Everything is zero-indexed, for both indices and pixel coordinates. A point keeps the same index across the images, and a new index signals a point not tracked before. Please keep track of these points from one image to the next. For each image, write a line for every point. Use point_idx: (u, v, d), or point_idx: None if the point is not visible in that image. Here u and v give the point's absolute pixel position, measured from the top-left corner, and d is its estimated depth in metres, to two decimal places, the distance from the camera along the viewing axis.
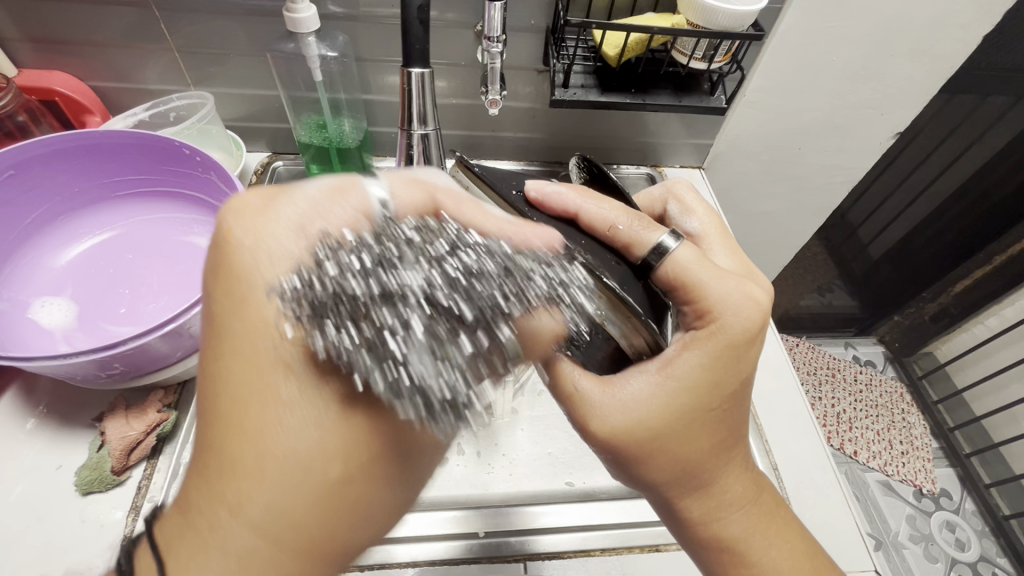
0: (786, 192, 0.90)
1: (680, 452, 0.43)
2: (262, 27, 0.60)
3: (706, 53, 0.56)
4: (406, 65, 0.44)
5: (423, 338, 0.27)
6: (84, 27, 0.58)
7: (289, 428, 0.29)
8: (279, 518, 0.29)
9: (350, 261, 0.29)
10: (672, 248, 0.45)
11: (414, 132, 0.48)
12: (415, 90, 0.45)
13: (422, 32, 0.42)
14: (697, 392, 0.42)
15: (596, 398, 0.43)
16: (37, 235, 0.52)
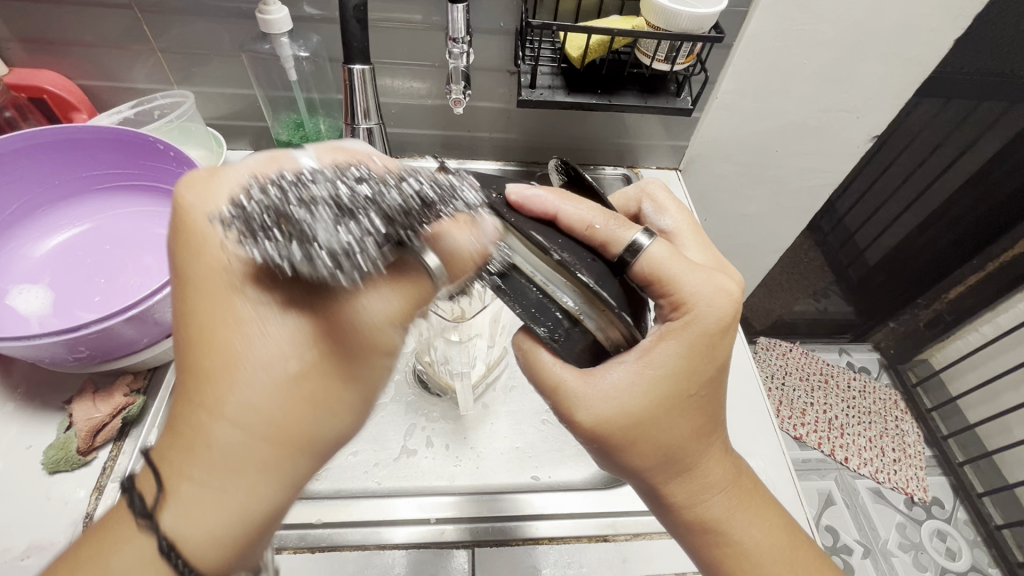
0: (765, 195, 0.91)
1: (661, 437, 0.43)
2: (240, 29, 0.62)
3: (669, 54, 0.57)
4: (347, 62, 0.45)
5: (330, 217, 0.28)
6: (71, 27, 0.61)
7: (254, 338, 0.30)
8: (257, 412, 0.30)
9: (270, 192, 0.29)
10: (646, 245, 0.44)
11: (359, 126, 0.50)
12: (357, 87, 0.47)
13: (361, 31, 0.43)
14: (676, 380, 0.42)
15: (576, 390, 0.42)
16: (19, 226, 0.54)
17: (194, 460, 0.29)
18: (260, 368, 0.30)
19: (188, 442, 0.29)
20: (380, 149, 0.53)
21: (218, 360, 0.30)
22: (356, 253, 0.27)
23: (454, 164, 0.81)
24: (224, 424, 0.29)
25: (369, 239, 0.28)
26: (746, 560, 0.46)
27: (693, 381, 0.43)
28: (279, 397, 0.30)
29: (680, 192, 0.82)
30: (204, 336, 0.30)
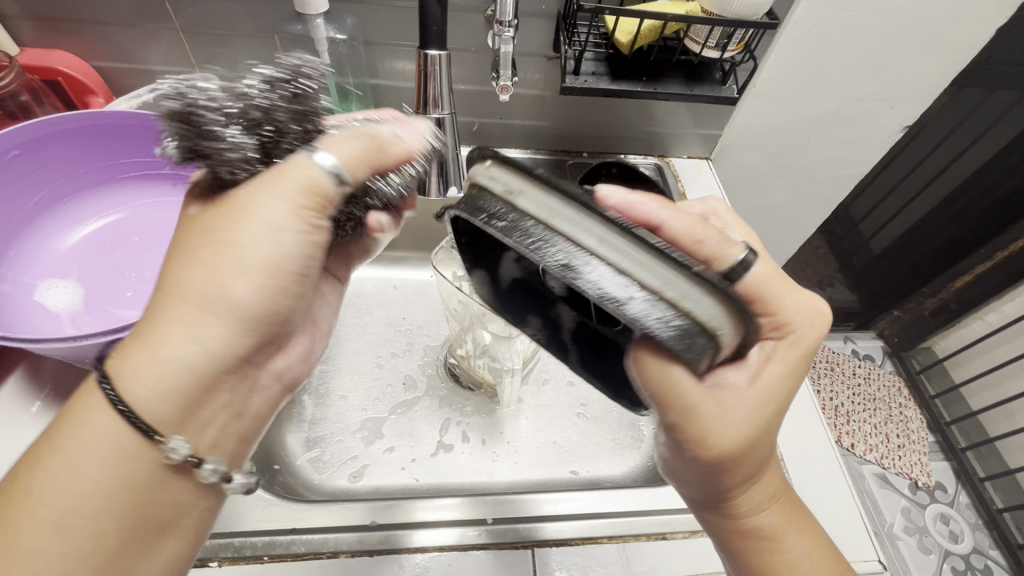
0: (792, 184, 0.90)
1: (760, 454, 0.39)
2: (269, 10, 0.59)
3: (720, 41, 0.56)
4: (423, 47, 0.44)
5: (212, 104, 0.34)
6: (88, 4, 0.58)
7: (207, 234, 0.34)
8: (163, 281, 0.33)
9: (200, 99, 0.34)
10: (751, 263, 0.43)
11: (430, 115, 0.48)
12: (431, 74, 0.45)
13: (440, 13, 0.41)
14: (783, 400, 0.39)
15: (708, 408, 0.36)
16: (42, 215, 0.51)
17: (150, 343, 0.32)
18: (178, 250, 0.34)
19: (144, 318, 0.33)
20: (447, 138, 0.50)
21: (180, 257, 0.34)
22: (225, 136, 0.34)
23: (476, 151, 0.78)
24: (200, 272, 0.33)
25: (254, 145, 0.35)
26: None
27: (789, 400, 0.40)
28: (244, 218, 0.34)
29: (712, 181, 0.81)
30: (175, 260, 0.34)
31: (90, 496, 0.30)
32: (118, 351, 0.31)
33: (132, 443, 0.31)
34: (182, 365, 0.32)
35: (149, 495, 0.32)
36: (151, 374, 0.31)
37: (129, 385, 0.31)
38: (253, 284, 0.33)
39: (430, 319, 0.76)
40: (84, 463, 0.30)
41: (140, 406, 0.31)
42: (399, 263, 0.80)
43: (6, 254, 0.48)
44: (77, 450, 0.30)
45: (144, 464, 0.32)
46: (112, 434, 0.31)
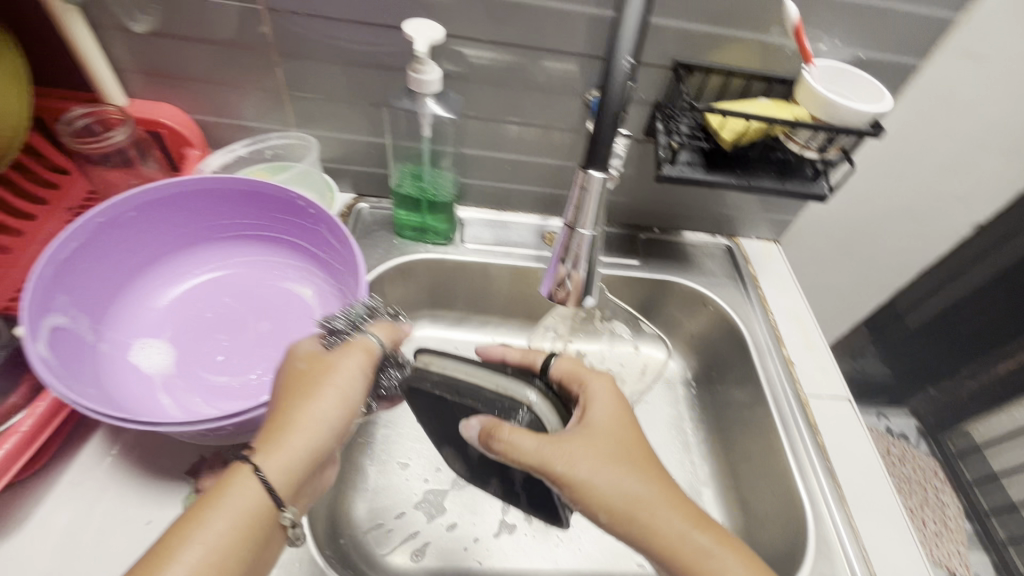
0: (855, 269, 0.90)
1: (600, 480, 0.42)
2: (374, 79, 0.61)
3: (822, 144, 0.56)
4: (586, 164, 0.41)
5: (367, 312, 0.49)
6: (203, 65, 0.60)
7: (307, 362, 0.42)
8: (282, 396, 0.41)
9: (361, 307, 0.49)
10: (553, 364, 0.50)
11: (582, 231, 0.44)
12: (591, 193, 0.43)
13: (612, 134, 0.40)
14: (614, 434, 0.45)
15: (508, 436, 0.42)
16: (142, 271, 0.51)
17: (280, 441, 0.38)
18: (294, 372, 0.42)
19: (275, 421, 0.39)
20: (587, 260, 0.46)
21: (305, 382, 0.41)
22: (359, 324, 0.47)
23: (538, 219, 0.76)
24: (309, 393, 0.40)
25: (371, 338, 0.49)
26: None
27: (632, 430, 0.46)
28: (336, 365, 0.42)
29: (783, 267, 0.78)
30: (298, 384, 0.41)
31: (227, 558, 0.35)
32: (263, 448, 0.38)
33: (261, 512, 0.37)
34: (308, 457, 0.39)
35: (256, 553, 0.37)
36: (286, 463, 0.38)
37: (270, 471, 0.37)
38: (343, 403, 0.41)
39: None
40: (223, 527, 0.36)
41: (279, 484, 0.38)
42: (460, 324, 0.78)
43: (106, 313, 0.48)
44: (218, 515, 0.36)
45: (265, 529, 0.38)
46: (251, 502, 0.37)
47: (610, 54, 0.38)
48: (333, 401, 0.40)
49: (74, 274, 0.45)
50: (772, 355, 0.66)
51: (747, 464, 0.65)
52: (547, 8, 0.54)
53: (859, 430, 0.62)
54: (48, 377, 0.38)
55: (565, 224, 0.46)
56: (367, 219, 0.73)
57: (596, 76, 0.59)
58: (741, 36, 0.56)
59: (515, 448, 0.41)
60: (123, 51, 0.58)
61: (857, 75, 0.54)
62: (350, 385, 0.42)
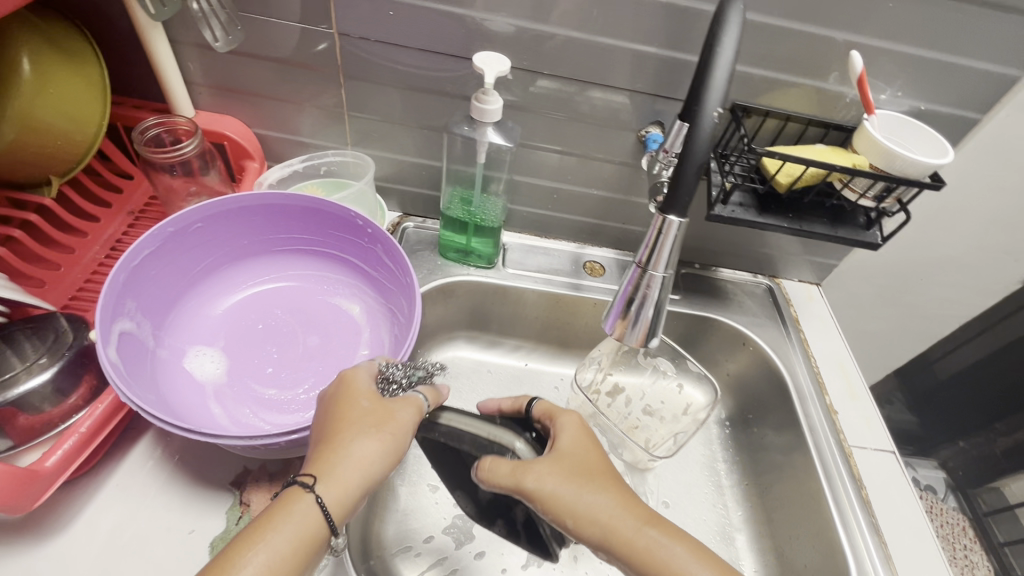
0: (895, 317, 0.89)
1: (569, 499, 0.43)
2: (434, 104, 0.62)
3: (878, 194, 0.56)
4: (664, 209, 0.41)
5: (424, 372, 0.49)
6: (271, 83, 0.62)
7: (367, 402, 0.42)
8: (341, 432, 0.41)
9: (419, 368, 0.49)
10: (535, 404, 0.50)
11: (654, 273, 0.43)
12: (667, 235, 0.41)
13: (696, 182, 0.39)
14: (582, 458, 0.46)
15: (484, 465, 0.44)
16: (203, 280, 0.52)
17: (341, 474, 0.39)
18: (355, 408, 0.42)
19: (335, 452, 0.39)
20: (655, 302, 0.45)
21: (366, 419, 0.41)
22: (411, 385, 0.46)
23: (572, 246, 0.77)
24: (369, 431, 0.40)
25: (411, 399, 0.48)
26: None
27: (599, 454, 0.47)
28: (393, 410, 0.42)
29: (825, 311, 0.77)
30: (359, 420, 0.41)
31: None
32: (326, 477, 0.38)
33: (317, 536, 0.37)
34: (362, 493, 0.39)
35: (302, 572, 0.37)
36: (345, 495, 0.38)
37: (330, 503, 0.38)
38: (394, 446, 0.41)
39: None
40: (283, 547, 0.36)
41: (336, 514, 0.38)
42: (494, 347, 0.78)
43: (165, 319, 0.49)
44: (281, 532, 0.36)
45: (317, 553, 0.38)
46: (311, 525, 0.37)
47: (697, 105, 0.37)
48: (390, 444, 0.41)
49: (141, 280, 0.47)
50: (814, 402, 0.65)
51: (784, 511, 0.63)
52: (609, 46, 0.55)
53: (904, 486, 0.60)
54: (116, 379, 0.39)
55: (635, 263, 0.45)
56: (411, 237, 0.74)
57: (652, 112, 0.60)
58: (800, 82, 0.57)
59: (494, 476, 0.44)
60: (196, 66, 0.60)
61: (918, 127, 0.54)
62: (404, 432, 0.42)
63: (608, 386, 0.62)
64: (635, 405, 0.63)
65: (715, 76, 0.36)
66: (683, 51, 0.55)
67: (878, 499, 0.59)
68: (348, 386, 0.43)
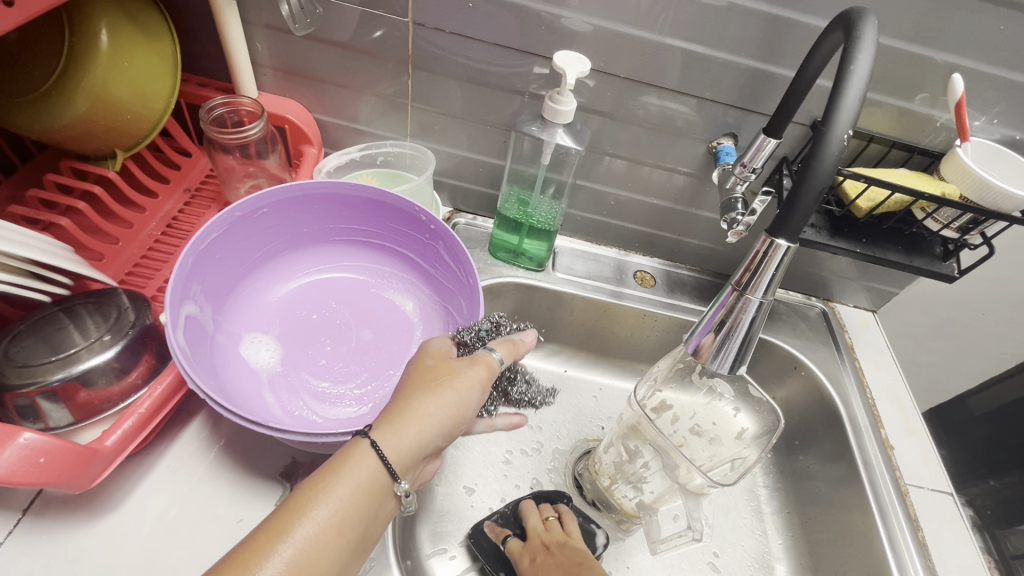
0: (948, 351, 0.85)
1: None
2: (500, 100, 0.61)
3: (963, 226, 0.53)
4: (771, 232, 0.38)
5: (488, 323, 0.49)
6: (338, 68, 0.61)
7: (430, 362, 0.43)
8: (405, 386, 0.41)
9: (482, 322, 0.49)
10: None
11: (749, 297, 0.40)
12: (770, 262, 0.38)
13: (813, 207, 0.36)
14: None
15: None
16: (262, 265, 0.52)
17: (398, 420, 0.38)
18: (418, 368, 0.42)
19: (395, 404, 0.40)
20: (744, 336, 0.42)
21: (431, 374, 0.41)
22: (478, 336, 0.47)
23: (617, 252, 0.76)
24: (431, 383, 0.41)
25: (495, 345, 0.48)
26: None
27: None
28: (456, 365, 0.43)
29: (881, 340, 0.74)
30: (423, 377, 0.41)
31: (348, 524, 0.35)
32: (387, 422, 0.38)
33: (379, 484, 0.37)
34: (419, 446, 0.39)
35: (363, 528, 0.36)
36: (404, 442, 0.38)
37: (388, 448, 0.37)
38: (455, 399, 0.40)
39: (563, 422, 0.71)
40: (346, 495, 0.35)
41: (396, 462, 0.37)
42: (533, 350, 0.76)
43: (225, 304, 0.49)
44: (340, 479, 0.36)
45: (380, 502, 0.37)
46: (372, 473, 0.37)
47: (823, 124, 0.35)
48: (448, 393, 0.40)
49: (207, 263, 0.46)
50: (869, 435, 0.63)
51: (831, 546, 0.61)
52: (690, 51, 0.53)
53: (961, 531, 0.57)
54: (182, 363, 0.39)
55: (732, 285, 0.42)
56: (461, 233, 0.73)
57: (725, 124, 0.58)
58: (887, 102, 0.54)
59: None
60: (265, 47, 0.60)
61: (1014, 159, 0.51)
62: (468, 390, 0.42)
63: (656, 402, 0.60)
64: (682, 424, 0.61)
65: (847, 96, 0.35)
66: (770, 63, 0.53)
67: (933, 541, 0.56)
68: (416, 356, 0.44)
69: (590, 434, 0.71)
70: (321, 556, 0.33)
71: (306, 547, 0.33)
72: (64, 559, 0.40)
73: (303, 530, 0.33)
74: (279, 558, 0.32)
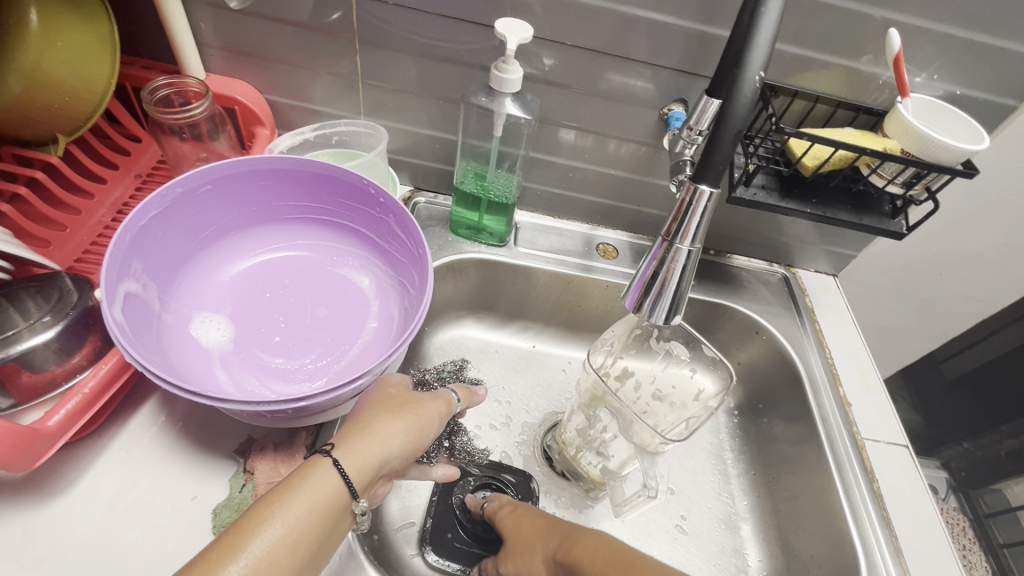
0: (911, 312, 0.87)
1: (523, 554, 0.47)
2: (451, 74, 0.60)
3: (908, 180, 0.54)
4: (695, 179, 0.40)
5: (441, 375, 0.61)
6: (284, 46, 0.60)
7: (394, 391, 0.46)
8: (369, 409, 0.43)
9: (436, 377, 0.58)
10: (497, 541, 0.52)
11: (680, 246, 0.43)
12: (696, 207, 0.41)
13: (730, 153, 0.39)
14: (520, 533, 0.49)
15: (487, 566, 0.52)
16: (211, 245, 0.51)
17: (362, 441, 0.40)
18: (382, 394, 0.45)
19: (359, 425, 0.41)
20: (674, 290, 0.44)
21: (395, 401, 0.45)
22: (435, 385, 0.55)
23: (581, 226, 0.76)
24: (396, 409, 0.44)
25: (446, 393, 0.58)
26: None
27: (526, 522, 0.49)
28: (418, 398, 0.47)
29: (842, 302, 0.75)
30: (387, 402, 0.44)
31: (302, 543, 0.34)
32: (351, 440, 0.40)
33: (337, 502, 0.37)
34: (381, 467, 0.40)
35: (319, 545, 0.36)
36: (369, 459, 0.39)
37: (349, 465, 0.38)
38: (418, 426, 0.44)
39: (532, 396, 0.72)
40: (302, 513, 0.35)
41: (357, 480, 0.38)
42: (502, 327, 0.77)
43: (173, 284, 0.48)
44: (296, 496, 0.36)
45: (337, 521, 0.37)
46: (331, 493, 0.37)
47: (737, 67, 0.38)
48: (413, 420, 0.44)
49: (150, 242, 0.46)
50: (828, 393, 0.64)
51: (793, 502, 0.62)
52: (634, 15, 0.53)
53: (916, 481, 0.59)
54: (121, 338, 0.39)
55: (662, 237, 0.44)
56: (422, 213, 0.73)
57: (674, 89, 0.58)
58: (830, 62, 0.55)
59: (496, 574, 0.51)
60: (208, 26, 0.59)
61: (954, 113, 0.52)
62: (429, 421, 0.45)
63: (618, 370, 0.61)
64: (645, 390, 0.62)
65: (756, 40, 0.37)
66: (713, 24, 0.53)
67: (888, 492, 0.58)
68: (378, 384, 0.47)
69: (559, 407, 0.71)
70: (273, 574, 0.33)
71: (258, 565, 0.32)
72: (15, 540, 0.40)
73: (255, 549, 0.33)
74: None
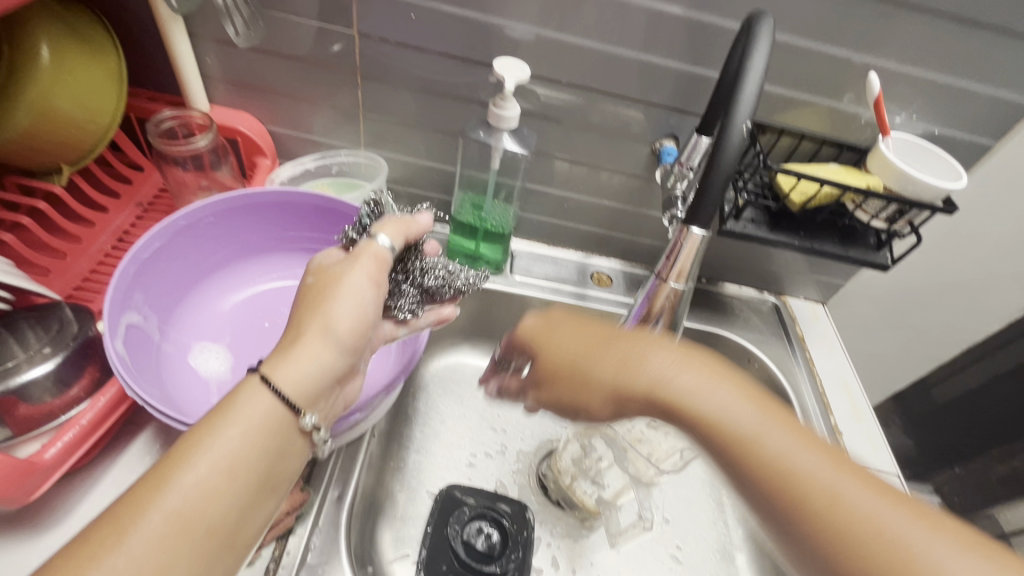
0: (898, 340, 0.89)
1: (590, 371, 0.46)
2: (450, 107, 0.62)
3: (891, 215, 0.56)
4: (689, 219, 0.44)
5: None
6: (288, 80, 0.62)
7: (318, 276, 0.42)
8: (297, 314, 0.40)
9: None
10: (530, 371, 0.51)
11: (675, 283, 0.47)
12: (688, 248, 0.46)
13: (720, 197, 0.42)
14: (580, 343, 0.47)
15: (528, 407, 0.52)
16: (212, 275, 0.52)
17: (295, 353, 0.38)
18: (306, 290, 0.41)
19: (288, 335, 0.39)
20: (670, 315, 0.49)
21: (319, 289, 0.41)
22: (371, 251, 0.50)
23: (576, 255, 0.77)
24: (317, 303, 0.40)
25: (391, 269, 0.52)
26: (838, 495, 0.34)
27: (590, 325, 0.49)
28: (344, 272, 0.42)
29: (830, 329, 0.77)
30: (311, 295, 0.40)
31: (242, 468, 0.34)
32: (280, 354, 0.37)
33: (276, 419, 0.36)
34: (325, 373, 0.38)
35: (268, 469, 0.36)
36: (307, 373, 0.37)
37: (280, 382, 0.36)
38: (353, 308, 0.40)
39: (527, 424, 0.71)
40: (238, 440, 0.35)
41: (295, 393, 0.37)
42: None
43: (174, 313, 0.49)
44: (229, 424, 0.35)
45: (285, 440, 0.37)
46: (264, 414, 0.36)
47: (726, 117, 0.39)
48: (340, 308, 0.40)
49: (152, 272, 0.47)
50: (819, 421, 0.65)
51: None
52: (627, 56, 0.56)
53: None
54: (121, 371, 0.39)
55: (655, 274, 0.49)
56: None
57: (666, 125, 0.61)
58: (814, 101, 0.57)
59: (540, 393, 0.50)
60: (214, 60, 0.60)
61: (932, 151, 0.54)
62: (363, 293, 0.41)
63: None
64: (639, 420, 0.61)
65: (744, 92, 0.39)
66: (702, 65, 0.55)
67: None
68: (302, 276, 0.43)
69: (554, 434, 0.71)
70: (211, 512, 0.33)
71: (189, 503, 0.32)
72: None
73: (171, 501, 0.32)
74: (153, 524, 0.31)
